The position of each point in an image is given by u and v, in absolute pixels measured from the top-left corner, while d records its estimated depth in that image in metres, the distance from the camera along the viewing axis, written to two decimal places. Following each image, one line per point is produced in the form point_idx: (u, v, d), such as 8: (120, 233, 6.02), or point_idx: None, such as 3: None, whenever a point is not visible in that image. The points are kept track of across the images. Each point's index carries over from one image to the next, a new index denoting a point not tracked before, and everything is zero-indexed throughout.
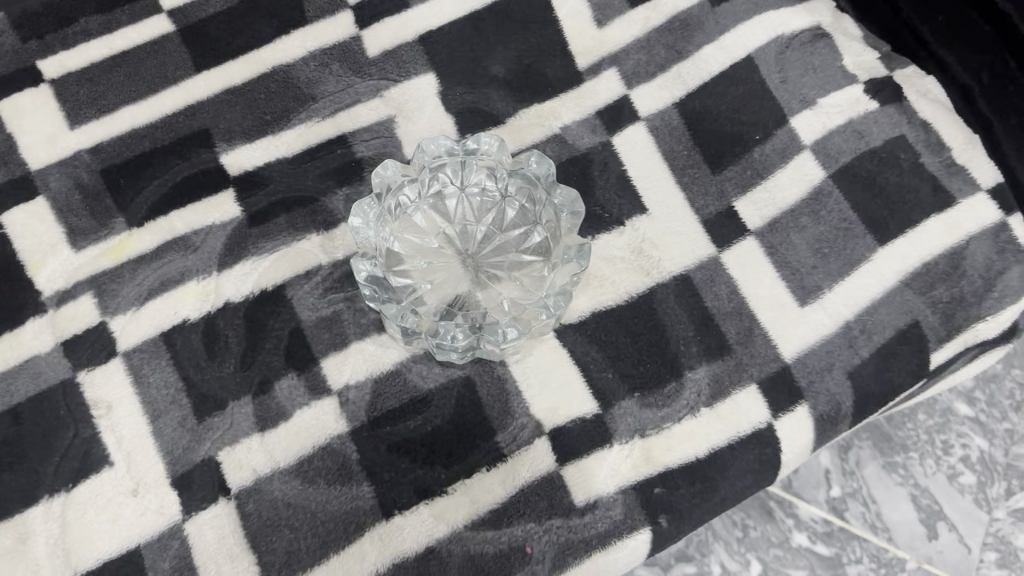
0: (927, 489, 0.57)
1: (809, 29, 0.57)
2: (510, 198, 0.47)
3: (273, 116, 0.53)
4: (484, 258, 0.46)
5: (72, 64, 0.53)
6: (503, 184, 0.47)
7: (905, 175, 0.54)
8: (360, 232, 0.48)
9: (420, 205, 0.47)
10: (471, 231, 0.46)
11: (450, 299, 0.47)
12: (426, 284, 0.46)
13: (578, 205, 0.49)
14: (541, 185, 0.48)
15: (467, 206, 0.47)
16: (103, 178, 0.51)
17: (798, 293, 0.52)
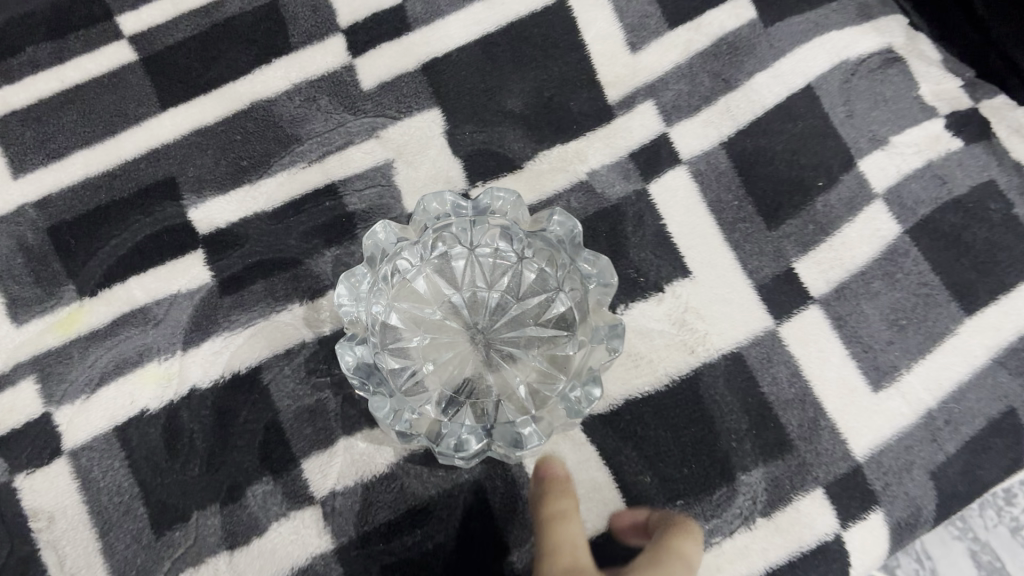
0: (988, 544, 0.46)
1: (879, 53, 0.48)
2: (528, 262, 0.41)
3: (250, 162, 0.46)
4: (496, 334, 0.41)
5: (18, 102, 0.46)
6: (519, 244, 0.41)
7: (996, 229, 0.46)
8: (347, 308, 0.40)
9: (423, 270, 0.41)
10: (481, 299, 0.42)
11: (455, 384, 0.40)
12: (427, 364, 0.40)
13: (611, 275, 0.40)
14: (564, 251, 0.41)
15: (478, 271, 0.42)
16: (52, 237, 0.44)
17: (871, 374, 0.44)
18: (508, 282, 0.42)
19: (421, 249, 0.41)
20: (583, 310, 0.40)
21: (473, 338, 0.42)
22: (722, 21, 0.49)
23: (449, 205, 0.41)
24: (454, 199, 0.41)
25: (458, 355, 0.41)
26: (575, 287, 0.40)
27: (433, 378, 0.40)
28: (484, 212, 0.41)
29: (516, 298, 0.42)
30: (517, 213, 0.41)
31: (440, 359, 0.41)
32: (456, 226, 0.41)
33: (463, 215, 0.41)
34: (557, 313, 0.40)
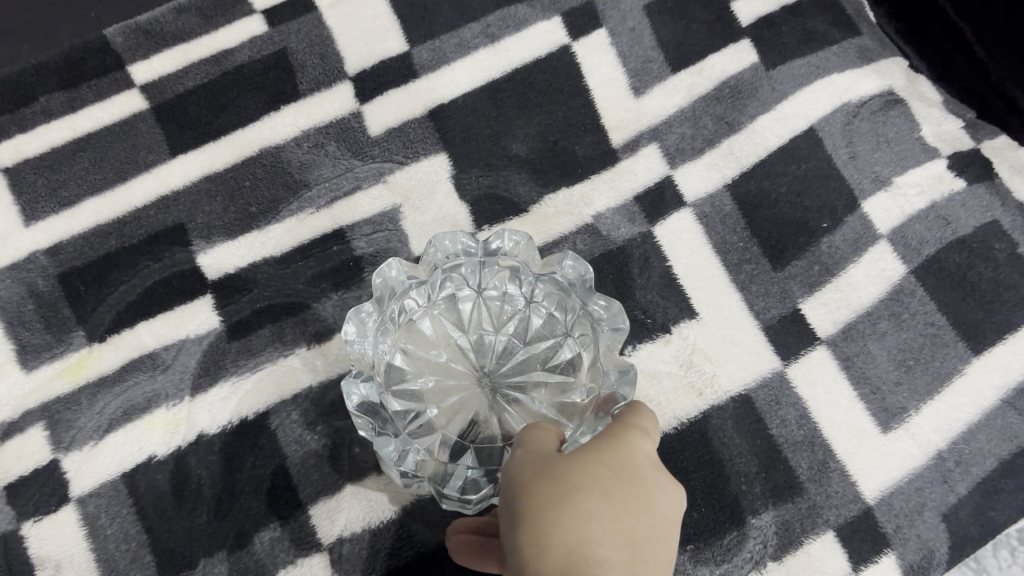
0: None
1: (879, 95, 0.49)
2: (536, 306, 0.42)
3: (259, 208, 0.46)
4: (503, 378, 0.41)
5: (31, 150, 0.47)
6: (527, 287, 0.42)
7: (1001, 269, 0.46)
8: (353, 345, 0.40)
9: (428, 312, 0.42)
10: (488, 342, 0.42)
11: (461, 428, 0.40)
12: (433, 408, 0.40)
13: (621, 318, 0.41)
14: (573, 295, 0.41)
15: (485, 313, 0.42)
16: (61, 283, 0.44)
17: (880, 416, 0.44)
18: (517, 326, 0.42)
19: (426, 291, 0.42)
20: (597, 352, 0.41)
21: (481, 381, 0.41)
22: (724, 66, 0.50)
23: (456, 243, 0.41)
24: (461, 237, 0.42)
25: (465, 399, 0.41)
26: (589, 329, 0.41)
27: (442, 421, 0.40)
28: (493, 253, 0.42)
29: (524, 342, 0.42)
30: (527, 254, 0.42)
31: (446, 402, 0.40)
32: (463, 266, 0.42)
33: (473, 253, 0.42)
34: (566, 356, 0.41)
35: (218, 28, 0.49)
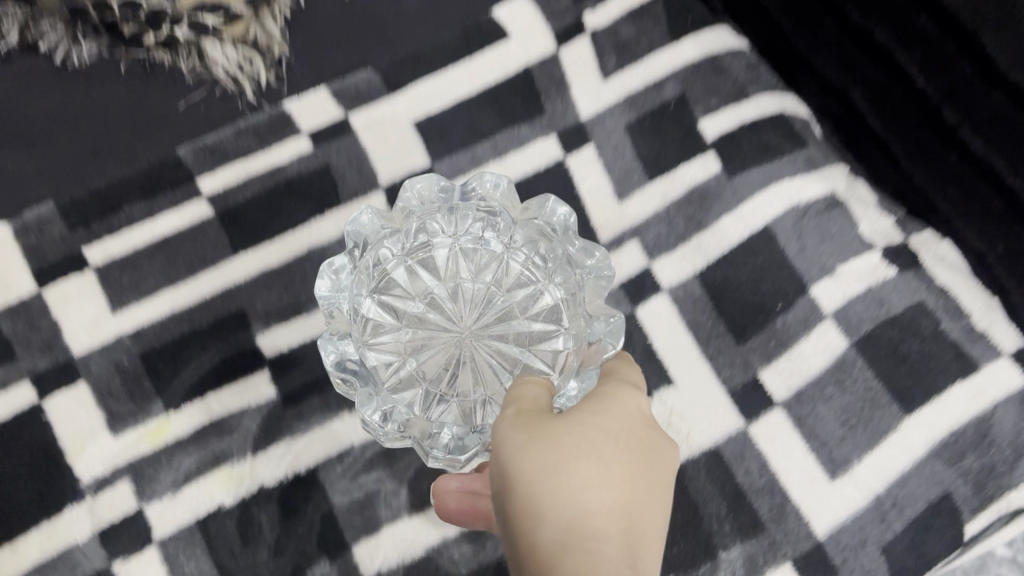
0: None
1: (823, 198, 0.59)
2: (512, 253, 0.54)
3: (308, 297, 0.56)
4: (486, 327, 0.53)
5: (117, 250, 0.56)
6: (502, 237, 0.54)
7: (927, 341, 0.55)
8: (327, 298, 0.52)
9: (403, 261, 0.54)
10: (461, 290, 0.54)
11: (437, 376, 0.52)
12: (415, 360, 0.52)
13: (608, 268, 0.53)
14: (548, 235, 0.53)
15: (463, 262, 0.55)
16: (142, 362, 0.53)
17: (827, 465, 0.53)
18: (491, 280, 0.54)
19: (400, 244, 0.54)
20: (580, 297, 0.52)
21: (463, 332, 0.53)
22: (693, 175, 0.61)
23: (433, 189, 0.53)
24: (442, 182, 0.54)
25: (440, 347, 0.52)
26: (568, 283, 0.53)
27: (423, 371, 0.52)
28: (471, 196, 0.54)
29: (501, 290, 0.54)
30: (506, 204, 0.54)
31: (425, 355, 0.52)
32: (439, 215, 0.54)
33: (450, 210, 0.54)
34: (541, 307, 0.53)
35: (272, 146, 0.60)
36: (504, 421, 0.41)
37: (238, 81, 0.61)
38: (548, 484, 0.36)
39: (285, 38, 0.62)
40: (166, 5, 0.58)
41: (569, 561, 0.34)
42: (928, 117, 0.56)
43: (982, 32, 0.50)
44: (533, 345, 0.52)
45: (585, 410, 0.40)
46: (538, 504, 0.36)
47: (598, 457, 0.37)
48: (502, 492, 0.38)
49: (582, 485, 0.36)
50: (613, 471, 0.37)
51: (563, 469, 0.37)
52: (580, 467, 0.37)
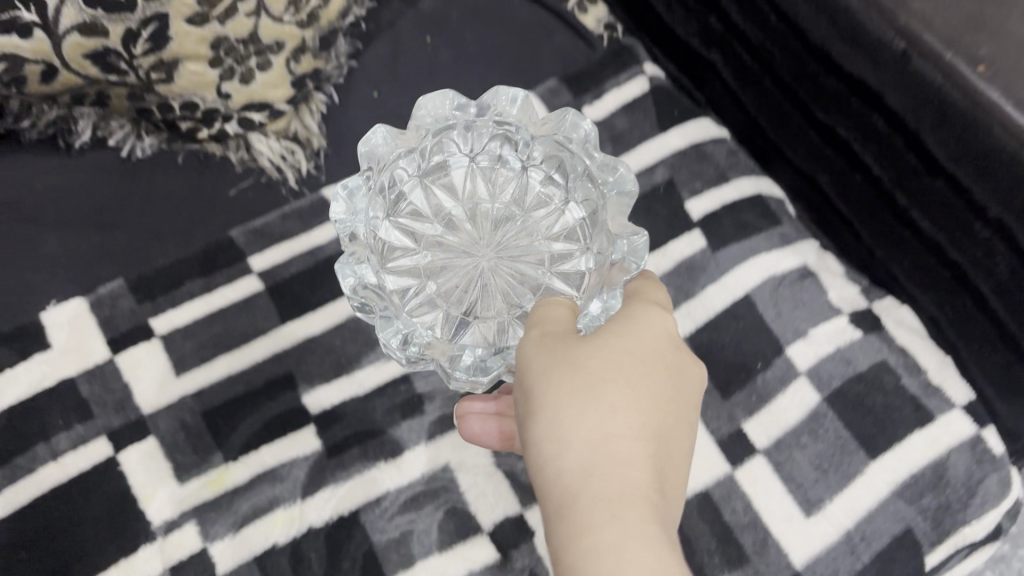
0: None
1: (797, 269, 0.68)
2: (531, 166, 0.62)
3: (347, 360, 0.63)
4: (505, 245, 0.64)
5: (179, 321, 0.64)
6: (527, 150, 0.62)
7: (889, 395, 0.63)
8: (345, 223, 0.59)
9: (420, 183, 0.63)
10: (480, 206, 0.65)
11: (456, 293, 0.63)
12: (432, 284, 0.63)
13: (630, 187, 0.59)
14: (568, 149, 0.60)
15: (481, 181, 0.64)
16: (204, 419, 0.61)
17: (803, 504, 0.60)
18: (509, 198, 0.64)
19: (416, 164, 0.62)
20: (602, 216, 0.60)
21: (487, 256, 0.63)
22: (681, 249, 0.69)
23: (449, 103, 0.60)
24: (458, 100, 0.60)
25: (463, 273, 0.63)
26: (582, 208, 0.61)
27: (445, 290, 0.63)
28: (488, 109, 0.61)
29: (522, 208, 0.64)
30: (526, 122, 0.61)
31: (446, 280, 0.63)
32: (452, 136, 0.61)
33: (471, 134, 0.62)
34: (561, 225, 0.62)
35: (312, 228, 0.68)
36: (531, 343, 0.48)
37: (280, 169, 0.72)
38: (574, 407, 0.43)
39: (319, 130, 0.73)
40: (220, 106, 0.69)
41: (593, 480, 0.40)
42: (883, 199, 0.65)
43: (922, 129, 0.58)
44: (553, 264, 0.62)
45: (606, 336, 0.47)
46: (564, 427, 0.43)
47: (622, 381, 0.44)
48: (530, 410, 0.45)
49: (608, 405, 0.43)
50: (634, 393, 0.43)
51: (594, 392, 0.43)
52: (609, 392, 0.43)
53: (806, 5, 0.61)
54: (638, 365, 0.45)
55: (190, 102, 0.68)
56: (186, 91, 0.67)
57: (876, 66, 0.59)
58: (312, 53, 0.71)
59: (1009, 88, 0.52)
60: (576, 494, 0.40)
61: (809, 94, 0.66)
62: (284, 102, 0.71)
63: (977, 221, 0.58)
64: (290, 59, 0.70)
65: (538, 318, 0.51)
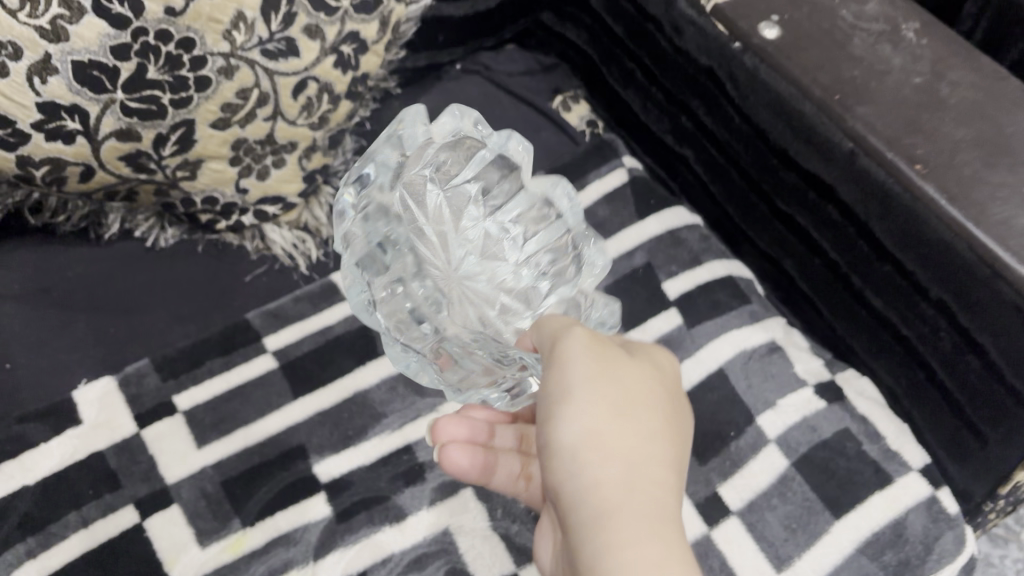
0: None
1: (765, 344, 0.74)
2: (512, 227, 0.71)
3: (354, 432, 0.69)
4: (461, 278, 0.72)
5: (200, 397, 0.70)
6: (513, 220, 0.71)
7: (851, 459, 0.69)
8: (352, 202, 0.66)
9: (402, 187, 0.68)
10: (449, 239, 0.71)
11: (418, 301, 0.70)
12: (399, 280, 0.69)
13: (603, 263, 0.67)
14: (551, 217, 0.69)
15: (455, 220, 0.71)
16: (223, 487, 0.66)
17: (774, 562, 0.65)
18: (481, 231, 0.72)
19: (422, 169, 0.68)
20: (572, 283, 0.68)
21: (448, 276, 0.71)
22: (660, 327, 0.76)
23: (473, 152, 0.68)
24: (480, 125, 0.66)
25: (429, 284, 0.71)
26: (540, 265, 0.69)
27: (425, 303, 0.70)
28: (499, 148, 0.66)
29: (481, 253, 0.72)
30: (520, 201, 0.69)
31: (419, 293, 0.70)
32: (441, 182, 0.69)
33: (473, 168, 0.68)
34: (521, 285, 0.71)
35: (322, 310, 0.75)
36: (577, 339, 0.51)
37: (292, 257, 0.79)
38: (618, 416, 0.47)
39: (328, 221, 0.80)
40: (238, 200, 0.76)
41: (636, 490, 0.44)
42: (841, 281, 0.71)
43: (871, 220, 0.65)
44: (501, 313, 0.71)
45: (634, 359, 0.52)
46: (607, 430, 0.46)
47: (651, 406, 0.49)
48: (566, 403, 0.48)
49: (643, 424, 0.48)
50: (661, 421, 0.49)
51: (636, 416, 0.48)
52: (644, 410, 0.48)
53: (767, 111, 0.69)
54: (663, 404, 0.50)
55: (211, 197, 0.75)
56: (207, 187, 0.74)
57: (827, 164, 0.67)
58: (321, 151, 0.78)
59: (943, 182, 0.60)
60: (622, 500, 0.43)
61: (771, 188, 0.73)
62: (295, 195, 0.78)
63: (922, 300, 0.65)
64: (302, 157, 0.77)
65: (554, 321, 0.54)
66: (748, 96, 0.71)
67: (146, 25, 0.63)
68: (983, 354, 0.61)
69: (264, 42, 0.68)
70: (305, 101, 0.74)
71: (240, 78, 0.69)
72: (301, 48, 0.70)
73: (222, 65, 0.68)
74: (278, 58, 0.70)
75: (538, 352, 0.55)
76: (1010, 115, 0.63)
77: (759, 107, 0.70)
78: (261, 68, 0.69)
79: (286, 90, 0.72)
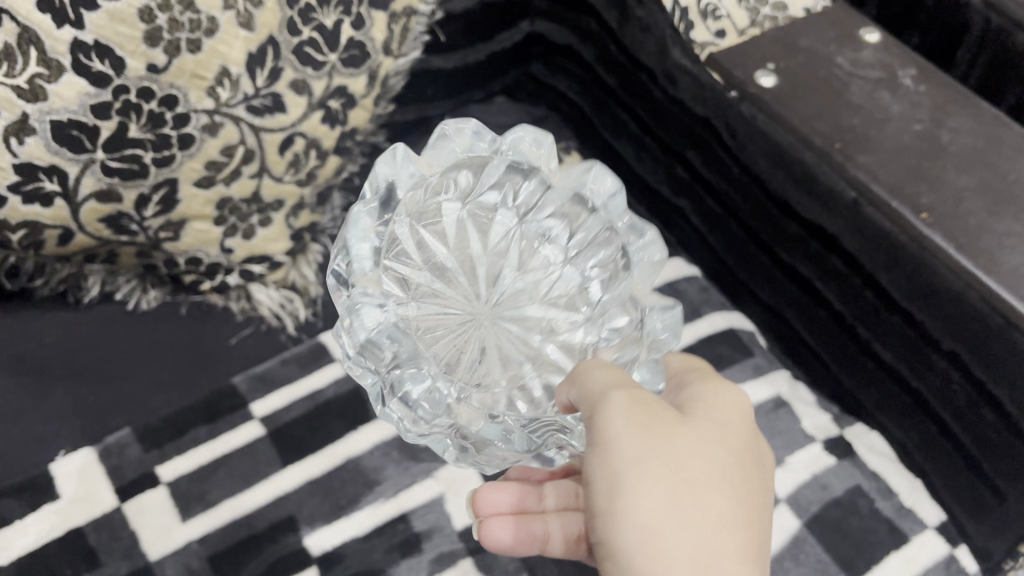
0: None
1: (770, 398, 0.73)
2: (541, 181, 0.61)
3: (347, 501, 0.66)
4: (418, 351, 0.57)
5: (184, 467, 0.67)
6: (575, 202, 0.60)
7: (866, 517, 0.67)
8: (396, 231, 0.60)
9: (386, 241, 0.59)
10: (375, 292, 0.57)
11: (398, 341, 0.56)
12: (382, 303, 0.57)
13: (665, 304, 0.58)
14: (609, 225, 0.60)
15: (482, 276, 0.68)
16: (209, 563, 0.63)
17: None
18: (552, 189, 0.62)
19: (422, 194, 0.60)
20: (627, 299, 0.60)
21: (486, 314, 0.67)
22: None
23: (468, 133, 0.58)
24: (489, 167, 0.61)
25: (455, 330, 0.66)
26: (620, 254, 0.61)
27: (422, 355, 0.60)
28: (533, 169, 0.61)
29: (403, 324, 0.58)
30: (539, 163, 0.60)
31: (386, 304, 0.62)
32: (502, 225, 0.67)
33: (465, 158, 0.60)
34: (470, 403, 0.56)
35: (312, 373, 0.72)
36: (616, 408, 0.48)
37: (279, 317, 0.76)
38: (684, 508, 0.47)
39: (317, 280, 0.78)
40: (223, 260, 0.74)
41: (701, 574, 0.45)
42: (847, 332, 0.69)
43: (877, 271, 0.64)
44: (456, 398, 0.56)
45: (706, 433, 0.50)
46: (668, 532, 0.46)
47: (729, 490, 0.48)
48: (615, 507, 0.47)
49: (705, 513, 0.47)
50: (735, 501, 0.48)
51: (693, 492, 0.47)
52: (716, 499, 0.48)
53: (765, 160, 0.68)
54: (719, 459, 0.49)
55: (195, 258, 0.73)
56: (191, 247, 0.72)
57: (831, 215, 0.65)
58: (309, 208, 0.77)
59: (948, 230, 0.60)
60: None
61: (772, 239, 0.72)
62: (282, 253, 0.76)
63: (933, 351, 0.63)
64: (288, 215, 0.75)
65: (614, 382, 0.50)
66: (746, 147, 0.69)
67: (127, 83, 0.61)
68: (999, 407, 0.60)
69: (250, 98, 0.67)
70: (292, 157, 0.72)
71: (224, 134, 0.67)
72: (288, 104, 0.69)
73: (206, 121, 0.66)
74: (265, 113, 0.68)
75: (580, 411, 0.51)
76: (1009, 162, 0.64)
77: (758, 157, 0.68)
78: (247, 125, 0.68)
79: (273, 146, 0.70)
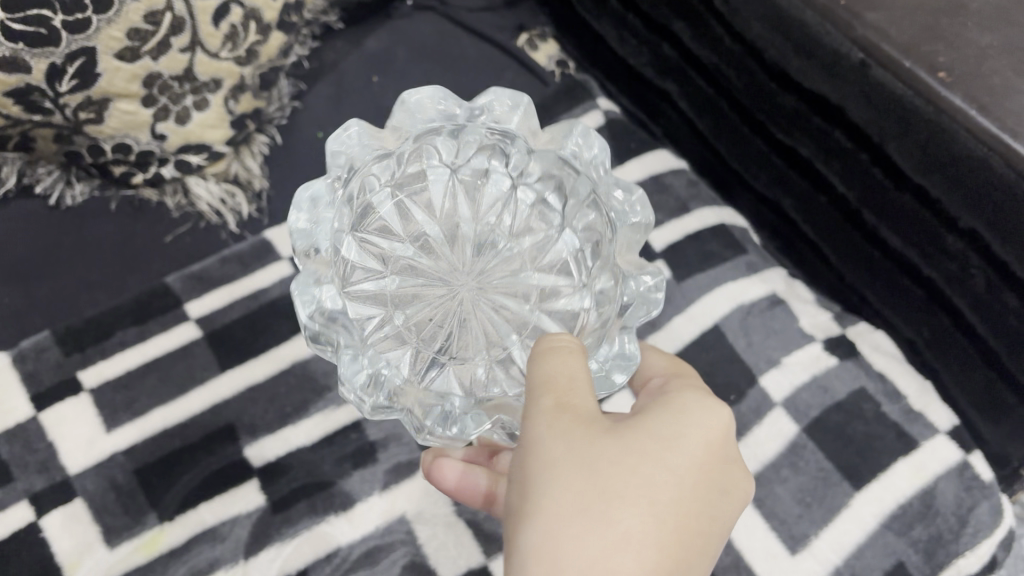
0: None
1: (765, 296, 0.66)
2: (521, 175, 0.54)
3: (293, 409, 0.60)
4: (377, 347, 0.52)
5: (110, 373, 0.60)
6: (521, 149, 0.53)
7: (870, 422, 0.61)
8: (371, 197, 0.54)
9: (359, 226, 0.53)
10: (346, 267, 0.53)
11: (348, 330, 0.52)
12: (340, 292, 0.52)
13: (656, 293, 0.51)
14: (570, 165, 0.52)
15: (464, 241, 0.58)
16: (136, 476, 0.57)
17: (788, 542, 0.58)
18: (495, 220, 0.57)
19: (390, 170, 0.53)
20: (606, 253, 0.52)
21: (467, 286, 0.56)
22: None
23: (410, 104, 0.51)
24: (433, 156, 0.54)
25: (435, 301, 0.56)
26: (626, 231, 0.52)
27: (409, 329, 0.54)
28: (481, 115, 0.52)
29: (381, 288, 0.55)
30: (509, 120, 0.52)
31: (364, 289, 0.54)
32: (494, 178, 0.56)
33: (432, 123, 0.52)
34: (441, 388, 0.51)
35: (255, 272, 0.65)
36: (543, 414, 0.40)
37: (220, 213, 0.68)
38: (580, 511, 0.36)
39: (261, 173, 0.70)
40: (155, 148, 0.65)
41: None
42: (852, 220, 0.62)
43: (886, 141, 0.55)
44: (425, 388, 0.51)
45: (636, 444, 0.38)
46: (560, 533, 0.35)
47: (651, 513, 0.36)
48: (526, 507, 0.37)
49: (603, 531, 0.35)
50: (654, 522, 0.36)
51: (602, 501, 0.36)
52: (626, 518, 0.35)
53: (762, 24, 0.59)
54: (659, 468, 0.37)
55: (123, 145, 0.64)
56: (118, 132, 0.63)
57: (834, 82, 0.56)
58: (251, 92, 0.68)
59: (970, 92, 0.49)
60: None
61: (769, 117, 0.64)
62: (222, 142, 0.67)
63: (948, 233, 0.55)
64: (227, 97, 0.67)
65: (550, 389, 0.41)
66: (737, 10, 0.60)
67: None
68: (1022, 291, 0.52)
69: None
70: (229, 30, 0.63)
71: None
72: None
73: None
74: None
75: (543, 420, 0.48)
76: None
77: (752, 21, 0.60)
78: None
79: (205, 15, 0.61)
